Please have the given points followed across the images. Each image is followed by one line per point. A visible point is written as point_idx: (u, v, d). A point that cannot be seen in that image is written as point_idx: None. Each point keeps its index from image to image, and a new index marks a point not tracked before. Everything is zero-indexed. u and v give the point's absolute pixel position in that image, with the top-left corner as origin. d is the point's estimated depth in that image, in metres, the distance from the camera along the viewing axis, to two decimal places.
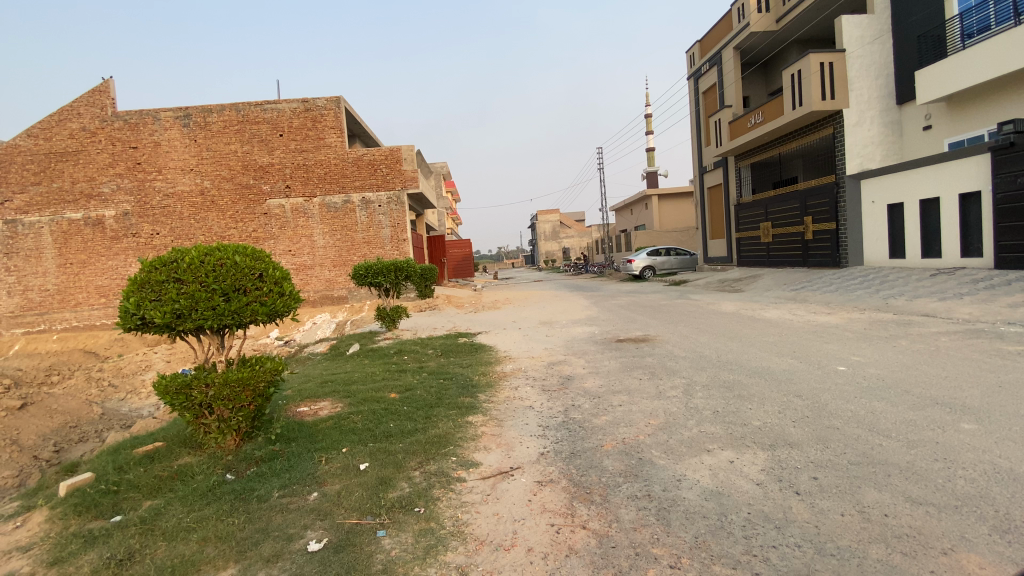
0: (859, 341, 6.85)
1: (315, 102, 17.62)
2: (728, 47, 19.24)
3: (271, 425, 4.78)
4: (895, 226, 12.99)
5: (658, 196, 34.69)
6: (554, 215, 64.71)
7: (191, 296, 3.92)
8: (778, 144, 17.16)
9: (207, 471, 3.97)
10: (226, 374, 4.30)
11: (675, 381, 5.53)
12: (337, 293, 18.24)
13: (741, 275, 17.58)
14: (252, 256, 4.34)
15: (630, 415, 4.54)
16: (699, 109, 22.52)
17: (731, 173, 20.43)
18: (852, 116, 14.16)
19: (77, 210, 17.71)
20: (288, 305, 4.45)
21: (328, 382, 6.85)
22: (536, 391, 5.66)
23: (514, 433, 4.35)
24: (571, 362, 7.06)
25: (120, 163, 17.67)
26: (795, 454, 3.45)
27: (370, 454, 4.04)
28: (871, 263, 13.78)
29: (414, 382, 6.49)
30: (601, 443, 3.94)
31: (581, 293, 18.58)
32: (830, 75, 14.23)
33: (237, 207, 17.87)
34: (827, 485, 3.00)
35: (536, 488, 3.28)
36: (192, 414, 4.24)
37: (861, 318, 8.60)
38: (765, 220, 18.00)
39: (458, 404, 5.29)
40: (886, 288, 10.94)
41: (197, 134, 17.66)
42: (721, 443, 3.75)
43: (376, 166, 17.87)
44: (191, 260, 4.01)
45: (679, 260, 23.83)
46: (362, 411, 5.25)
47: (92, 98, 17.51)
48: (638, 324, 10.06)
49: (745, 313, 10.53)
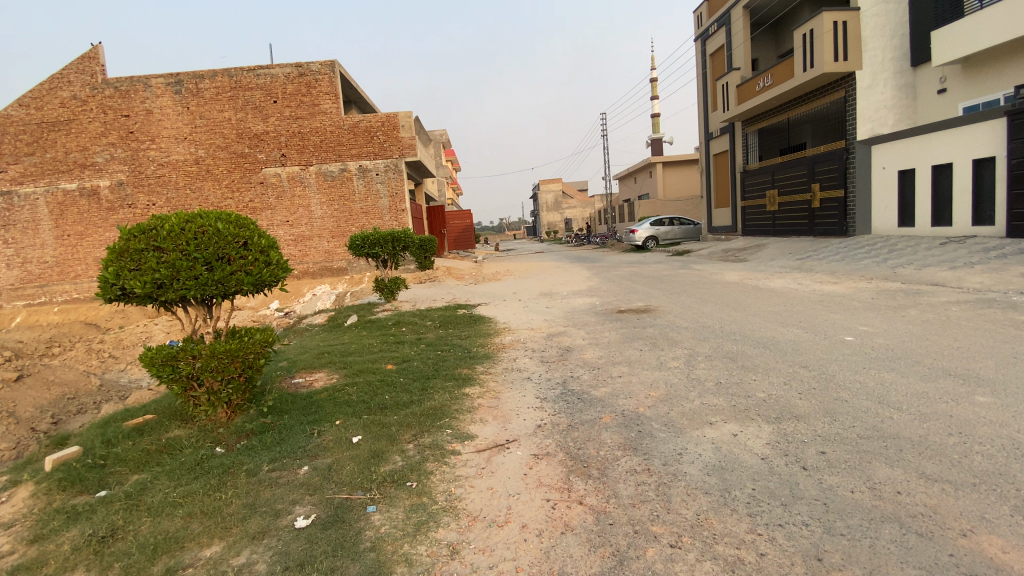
0: (866, 311, 6.67)
1: (308, 67, 17.04)
2: (738, 6, 18.43)
3: (263, 397, 4.69)
4: (905, 194, 12.64)
5: (663, 164, 33.97)
6: (556, 185, 63.81)
7: (172, 265, 3.75)
8: (788, 108, 16.60)
9: (196, 444, 3.88)
10: (213, 345, 4.16)
11: (677, 351, 5.40)
12: (337, 264, 18.06)
13: (745, 245, 17.29)
14: (236, 223, 4.15)
15: (630, 386, 4.42)
16: (705, 73, 21.79)
17: (737, 140, 19.89)
18: (865, 78, 13.62)
19: (71, 180, 17.38)
20: (275, 274, 4.28)
21: (325, 353, 6.77)
22: (535, 362, 5.55)
23: (511, 405, 4.24)
24: (571, 333, 6.92)
25: (113, 132, 17.26)
26: (802, 427, 3.34)
27: (363, 427, 3.94)
28: (879, 232, 13.49)
29: (412, 353, 6.38)
30: (600, 415, 3.82)
31: (583, 264, 18.37)
32: (843, 35, 13.63)
33: (232, 176, 17.51)
34: (836, 460, 2.88)
35: (532, 461, 3.17)
36: (180, 386, 4.13)
37: (867, 288, 8.42)
38: (771, 187, 17.61)
39: (455, 375, 5.18)
40: (893, 257, 10.71)
41: (190, 101, 17.17)
42: (724, 416, 3.62)
43: (373, 133, 17.42)
44: (171, 227, 3.82)
45: (683, 229, 23.49)
46: (357, 382, 5.15)
47: (82, 64, 16.98)
48: (639, 295, 9.89)
49: (750, 283, 10.34)
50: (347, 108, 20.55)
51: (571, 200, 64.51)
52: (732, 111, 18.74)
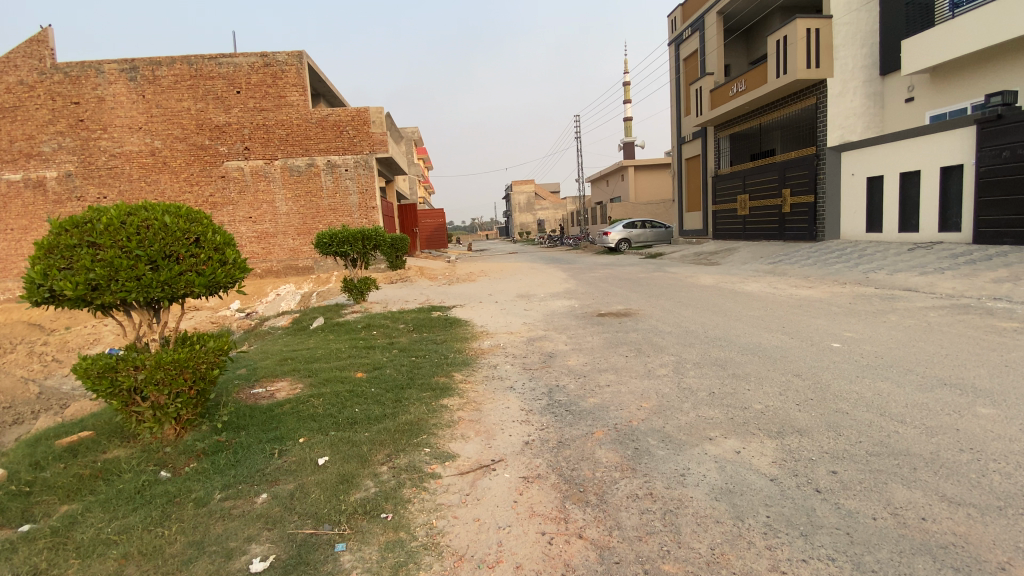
0: (847, 316, 6.64)
1: (275, 57, 16.28)
2: (712, 12, 18.61)
3: (217, 412, 4.22)
4: (873, 200, 12.94)
5: (635, 167, 34.19)
6: (529, 187, 63.72)
7: (108, 264, 3.27)
8: (759, 113, 16.84)
9: (138, 468, 3.39)
10: (159, 355, 3.70)
11: (664, 358, 5.19)
12: (303, 263, 17.32)
13: (717, 248, 17.45)
14: (186, 217, 3.70)
15: (620, 396, 4.16)
16: (679, 77, 21.95)
17: (709, 144, 20.08)
18: (835, 85, 13.89)
19: (15, 170, 16.14)
20: (231, 275, 3.84)
21: (288, 359, 6.29)
22: (516, 370, 5.24)
23: (494, 419, 3.91)
24: (551, 338, 6.65)
25: (62, 120, 16.07)
26: (807, 442, 3.14)
27: (331, 445, 3.56)
28: (848, 237, 13.78)
29: (384, 360, 5.98)
30: (592, 430, 3.54)
31: (558, 266, 18.19)
32: (815, 43, 13.86)
33: (192, 169, 16.57)
34: (850, 482, 2.69)
35: (522, 486, 2.86)
36: (120, 401, 3.64)
37: (843, 292, 8.46)
38: (742, 192, 17.82)
39: (431, 385, 4.82)
40: (865, 262, 10.88)
41: (146, 89, 16.16)
42: (723, 430, 3.39)
43: (342, 127, 16.78)
44: (109, 221, 3.35)
45: (655, 232, 23.63)
46: (324, 393, 4.73)
47: (29, 47, 15.77)
48: (618, 298, 9.71)
49: (726, 286, 10.31)
50: (315, 101, 19.81)
51: (543, 201, 64.59)
52: (705, 116, 18.88)
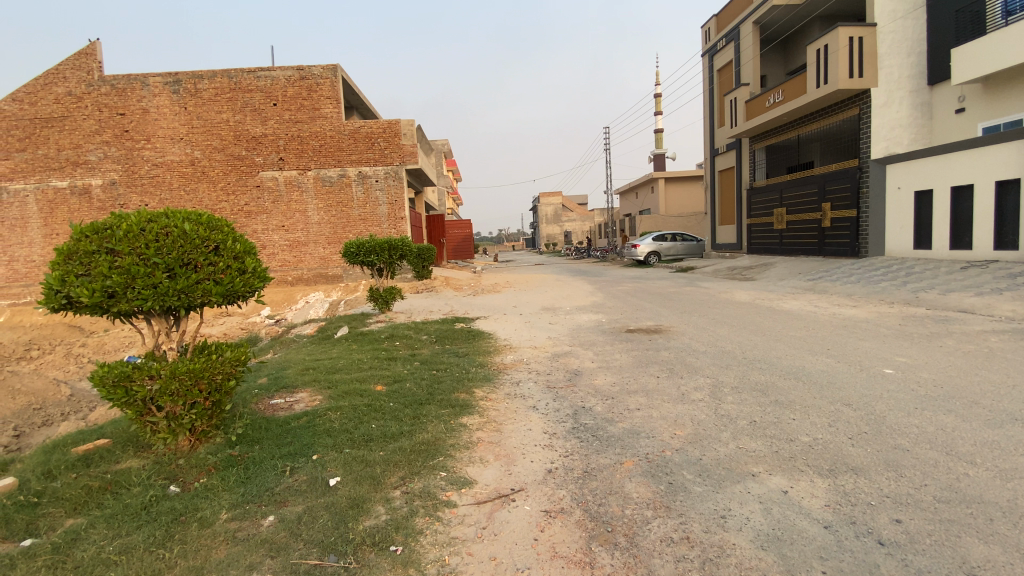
0: (898, 339, 6.15)
1: (311, 70, 16.66)
2: (747, 22, 18.21)
3: (234, 423, 4.12)
4: (921, 215, 12.26)
5: (665, 179, 33.63)
6: (556, 199, 63.56)
7: (125, 271, 3.22)
8: (797, 124, 16.26)
9: (147, 482, 3.30)
10: (175, 365, 3.62)
11: (698, 381, 4.87)
12: (333, 271, 17.51)
13: (752, 263, 16.84)
14: (207, 224, 3.64)
15: (651, 422, 3.88)
16: (712, 88, 21.53)
17: (744, 156, 19.51)
18: (880, 96, 13.30)
19: (63, 177, 16.86)
20: (250, 284, 3.75)
21: (310, 369, 6.20)
22: (540, 388, 5.00)
23: (515, 442, 3.69)
24: (577, 354, 6.39)
25: (108, 130, 16.77)
26: (863, 483, 2.82)
27: (344, 465, 3.40)
28: (893, 254, 13.08)
29: (404, 373, 5.81)
30: (620, 459, 3.27)
31: (585, 278, 17.89)
32: (858, 51, 13.31)
33: (229, 179, 17.03)
34: (917, 533, 2.36)
35: (544, 521, 2.63)
36: (134, 411, 3.57)
37: (891, 313, 7.93)
38: (779, 205, 17.20)
39: (451, 401, 4.62)
40: (913, 280, 10.25)
41: (187, 101, 16.74)
42: (768, 466, 3.07)
43: (374, 139, 16.99)
44: (128, 228, 3.30)
45: (686, 245, 23.07)
46: (342, 406, 4.58)
47: (78, 60, 16.50)
48: (647, 313, 9.37)
49: (762, 303, 9.85)
50: (348, 113, 20.18)
51: (570, 213, 64.34)
52: (739, 127, 18.38)
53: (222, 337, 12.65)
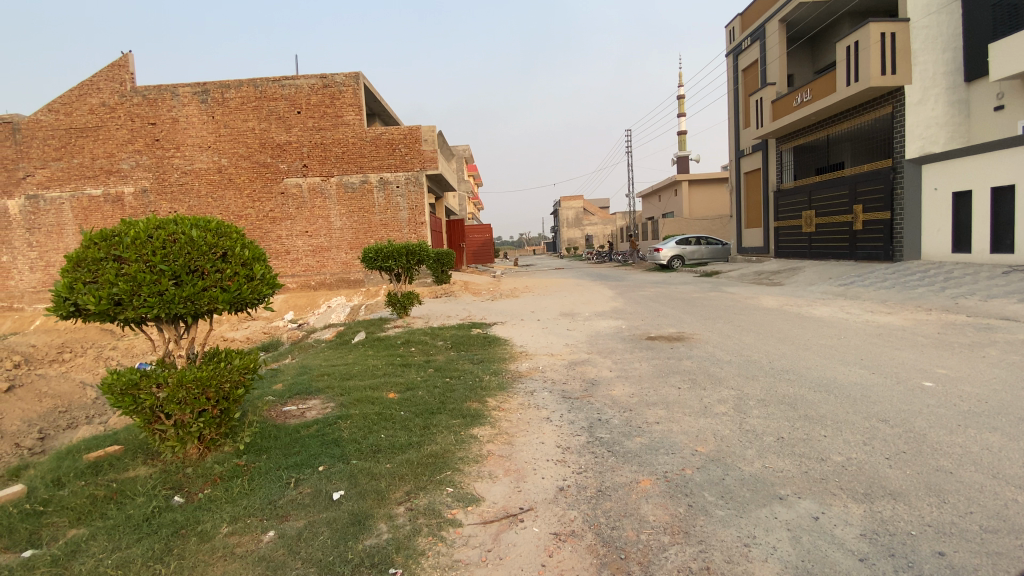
0: (937, 349, 5.77)
1: (333, 78, 16.87)
2: (773, 20, 17.75)
3: (243, 431, 4.08)
4: (960, 217, 11.68)
5: (689, 182, 33.07)
6: (578, 203, 63.24)
7: (132, 278, 3.20)
8: (827, 124, 15.73)
9: (151, 492, 3.26)
10: (182, 372, 3.58)
11: (722, 393, 4.62)
12: (354, 276, 17.64)
13: (779, 268, 16.32)
14: (215, 231, 3.60)
15: (670, 437, 3.68)
16: (737, 89, 21.06)
17: (771, 157, 18.97)
18: (914, 93, 12.76)
19: (97, 186, 17.41)
20: (258, 291, 3.70)
21: (325, 375, 6.17)
22: (555, 398, 4.83)
23: (526, 456, 3.53)
24: (595, 362, 6.20)
25: (139, 139, 17.27)
26: (903, 508, 2.58)
27: (349, 478, 3.30)
28: (930, 257, 12.49)
29: (418, 380, 5.70)
30: (636, 477, 3.09)
31: (606, 283, 17.62)
32: (891, 47, 12.79)
33: (254, 185, 17.34)
34: (966, 570, 2.13)
35: (553, 545, 2.47)
36: (142, 419, 3.55)
37: (928, 320, 7.51)
38: (809, 208, 16.64)
39: (463, 411, 4.49)
40: (952, 285, 9.73)
41: (215, 110, 17.14)
42: (796, 488, 2.85)
43: (394, 145, 17.09)
44: (135, 235, 3.29)
45: (710, 249, 22.55)
46: (353, 415, 4.49)
47: (112, 72, 17.05)
48: (669, 319, 9.10)
49: (790, 310, 9.47)
50: (370, 120, 20.40)
51: (592, 217, 63.92)
52: (766, 128, 17.90)
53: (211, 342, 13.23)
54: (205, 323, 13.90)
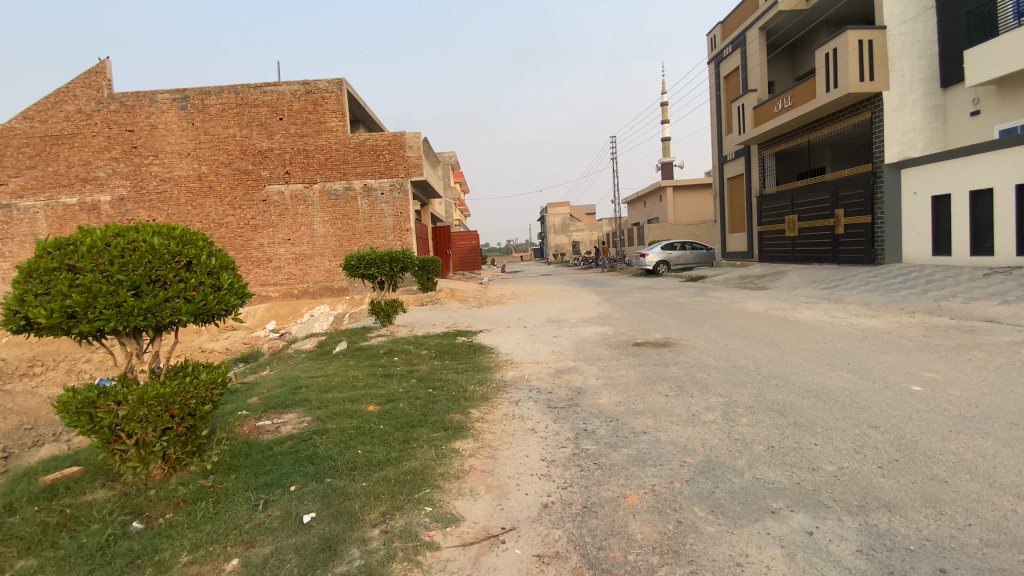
0: (923, 352, 5.75)
1: (316, 84, 16.67)
2: (754, 28, 17.98)
3: (211, 448, 3.87)
4: (939, 220, 11.84)
5: (673, 188, 33.31)
6: (564, 209, 63.38)
7: (86, 289, 3.00)
8: (807, 130, 15.92)
9: (107, 517, 3.06)
10: (144, 389, 3.37)
11: (710, 400, 4.51)
12: (338, 284, 17.36)
13: (764, 272, 16.41)
14: (179, 238, 3.41)
15: (658, 448, 3.56)
16: (719, 95, 21.27)
17: (753, 163, 19.15)
18: (892, 99, 12.95)
19: (73, 194, 16.93)
20: (226, 302, 3.51)
21: (303, 387, 5.96)
22: (540, 408, 4.69)
23: (509, 471, 3.38)
24: (581, 369, 6.08)
25: (117, 147, 16.86)
26: (899, 522, 2.49)
27: (321, 498, 3.13)
28: (910, 260, 12.64)
29: (400, 392, 5.51)
30: (624, 492, 2.96)
31: (593, 288, 17.57)
32: (869, 54, 12.98)
33: (235, 193, 17.02)
34: None
35: (536, 569, 2.33)
36: (101, 439, 3.33)
37: (912, 323, 7.51)
38: (791, 212, 16.79)
39: (444, 424, 4.32)
40: (933, 288, 9.82)
41: (195, 117, 16.81)
42: (788, 501, 2.75)
43: (378, 151, 16.90)
44: (92, 243, 3.08)
45: (695, 254, 22.65)
46: (329, 430, 4.29)
47: (88, 78, 16.64)
48: (655, 325, 9.02)
49: (777, 314, 9.46)
50: (354, 127, 20.20)
51: (579, 222, 64.15)
52: (748, 134, 18.06)
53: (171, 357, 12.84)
54: (171, 337, 13.53)
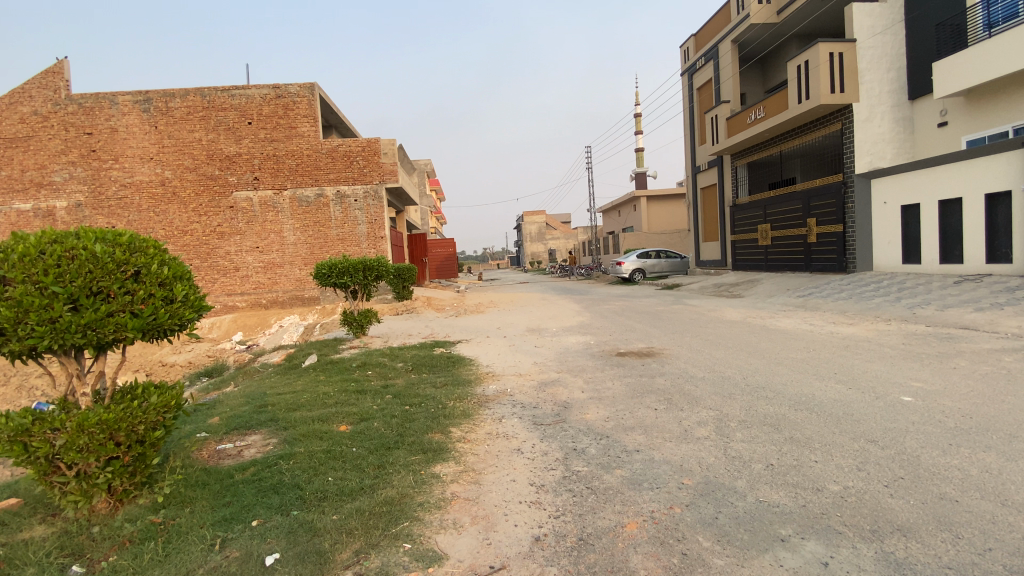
0: (907, 361, 5.73)
1: (287, 88, 16.18)
2: (726, 41, 18.31)
3: (165, 477, 3.47)
4: (908, 229, 12.12)
5: (648, 197, 33.68)
6: (540, 217, 63.54)
7: (17, 303, 2.64)
8: (779, 140, 16.21)
9: (43, 560, 2.65)
10: (85, 414, 2.97)
11: (701, 414, 4.34)
12: (309, 293, 16.79)
13: (738, 280, 16.58)
14: (126, 246, 3.05)
15: (653, 468, 3.35)
16: (692, 106, 21.58)
17: (726, 172, 19.42)
18: (861, 111, 13.29)
19: (26, 200, 15.97)
20: (179, 316, 3.18)
21: (268, 405, 5.55)
22: (525, 426, 4.44)
23: (495, 498, 3.12)
24: (565, 382, 5.86)
25: (74, 150, 16.00)
26: (917, 548, 2.33)
27: (287, 536, 2.80)
28: (881, 268, 12.91)
29: (374, 409, 5.18)
30: (621, 520, 2.74)
31: (571, 297, 17.46)
32: (839, 67, 13.31)
33: (200, 199, 16.33)
34: None
35: None
36: (36, 471, 2.92)
37: (891, 331, 7.56)
38: (764, 221, 17.04)
39: (423, 445, 4.03)
40: (906, 295, 10.00)
41: (158, 120, 16.10)
42: (797, 526, 2.56)
43: (352, 157, 16.48)
44: (23, 250, 2.71)
45: (670, 262, 22.82)
46: (297, 454, 3.94)
47: (45, 79, 15.79)
48: (637, 334, 8.90)
49: (756, 322, 9.45)
50: (327, 132, 19.72)
51: (554, 231, 64.41)
52: (721, 144, 18.31)
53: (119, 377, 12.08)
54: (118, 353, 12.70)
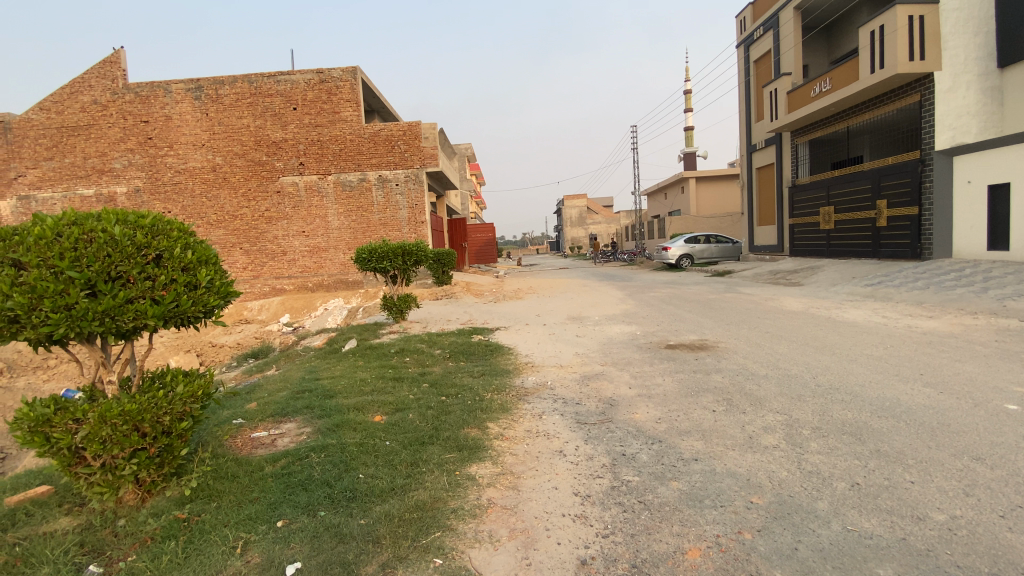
0: (1006, 362, 5.00)
1: (330, 73, 16.18)
2: (788, 8, 16.95)
3: (193, 467, 3.35)
4: (997, 211, 10.90)
5: (696, 179, 32.20)
6: (581, 201, 62.21)
7: (30, 289, 2.51)
8: (846, 115, 14.91)
9: (60, 558, 2.55)
10: (108, 404, 2.85)
11: (766, 419, 3.87)
12: (352, 277, 16.95)
13: (797, 266, 15.53)
14: (148, 229, 2.89)
15: (715, 482, 2.95)
16: (748, 81, 20.25)
17: (785, 151, 18.15)
18: (944, 80, 11.97)
19: (89, 185, 16.72)
20: (204, 303, 3.00)
21: (305, 391, 5.45)
22: (567, 424, 4.11)
23: (536, 508, 2.81)
24: (610, 376, 5.47)
25: (131, 138, 16.62)
26: None
27: (310, 541, 2.60)
28: (963, 254, 11.71)
29: (410, 399, 4.96)
30: (681, 545, 2.38)
31: (614, 283, 16.89)
32: (919, 32, 11.98)
33: (249, 184, 16.69)
34: None
35: None
36: (60, 462, 2.82)
37: (980, 326, 6.73)
38: (827, 204, 15.84)
39: (459, 441, 3.77)
40: (995, 285, 8.96)
41: (209, 108, 16.48)
42: (898, 567, 2.13)
43: (393, 141, 16.37)
44: (40, 233, 2.57)
45: (720, 248, 21.73)
46: (329, 447, 3.76)
47: (104, 69, 16.39)
48: (687, 324, 8.35)
49: (819, 313, 8.70)
50: (369, 117, 19.72)
51: (596, 216, 63.06)
52: (780, 121, 17.08)
53: (172, 357, 12.54)
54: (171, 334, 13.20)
